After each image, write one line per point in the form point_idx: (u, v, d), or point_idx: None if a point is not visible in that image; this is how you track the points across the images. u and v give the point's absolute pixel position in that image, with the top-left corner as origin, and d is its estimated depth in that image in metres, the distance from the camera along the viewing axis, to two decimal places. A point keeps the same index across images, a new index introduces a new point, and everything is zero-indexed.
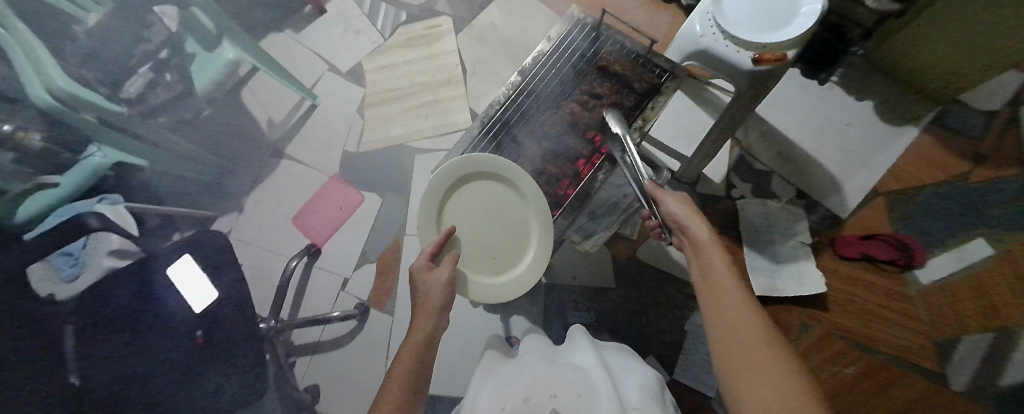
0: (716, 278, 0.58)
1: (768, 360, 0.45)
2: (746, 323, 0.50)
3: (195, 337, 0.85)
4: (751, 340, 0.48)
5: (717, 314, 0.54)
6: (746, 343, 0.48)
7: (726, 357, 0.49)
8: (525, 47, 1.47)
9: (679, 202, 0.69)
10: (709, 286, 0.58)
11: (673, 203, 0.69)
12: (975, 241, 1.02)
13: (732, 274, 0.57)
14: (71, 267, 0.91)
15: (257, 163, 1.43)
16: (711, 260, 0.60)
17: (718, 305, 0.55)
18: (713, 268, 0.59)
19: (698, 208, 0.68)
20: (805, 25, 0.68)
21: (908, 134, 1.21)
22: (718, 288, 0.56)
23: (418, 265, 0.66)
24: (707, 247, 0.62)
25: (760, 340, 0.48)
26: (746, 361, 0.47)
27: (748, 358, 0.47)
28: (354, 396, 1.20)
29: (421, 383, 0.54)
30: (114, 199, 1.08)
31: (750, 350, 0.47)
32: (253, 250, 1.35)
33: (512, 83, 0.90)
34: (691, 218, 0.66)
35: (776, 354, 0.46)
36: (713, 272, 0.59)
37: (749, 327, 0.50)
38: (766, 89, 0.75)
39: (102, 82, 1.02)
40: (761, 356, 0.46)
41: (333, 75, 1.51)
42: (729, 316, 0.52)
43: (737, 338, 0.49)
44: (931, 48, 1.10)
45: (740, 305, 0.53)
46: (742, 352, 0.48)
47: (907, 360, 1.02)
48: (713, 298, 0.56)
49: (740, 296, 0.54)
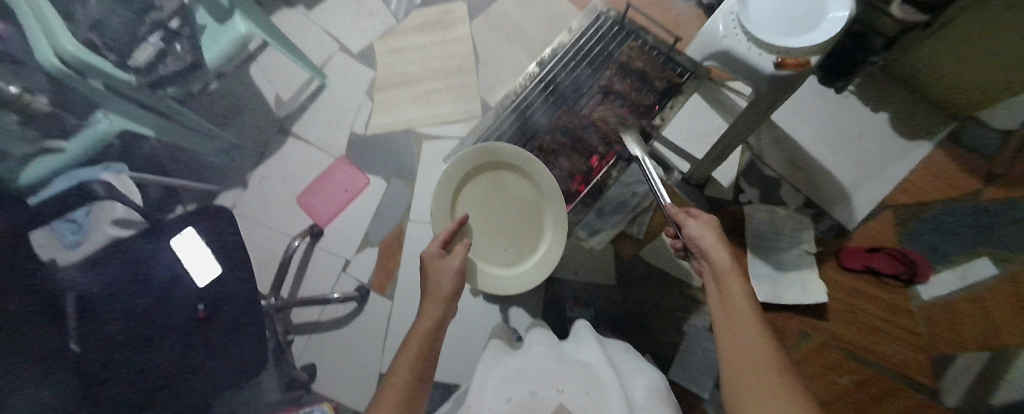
0: (735, 308, 0.55)
1: (780, 399, 0.42)
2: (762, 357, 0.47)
3: (197, 311, 0.85)
4: (765, 376, 0.45)
5: (733, 345, 0.51)
6: (762, 380, 0.45)
7: (739, 392, 0.46)
8: (540, 37, 1.45)
9: (702, 225, 0.66)
10: (726, 312, 0.56)
11: (694, 225, 0.67)
12: (979, 260, 1.01)
13: (753, 306, 0.54)
14: (74, 234, 0.93)
15: (263, 140, 1.42)
16: (730, 285, 0.57)
17: (734, 337, 0.52)
18: (731, 294, 0.56)
19: (722, 232, 0.65)
20: (831, 31, 0.67)
21: (922, 148, 1.20)
22: (736, 314, 0.54)
23: (431, 251, 0.66)
24: (727, 274, 0.59)
25: (775, 377, 0.44)
26: (758, 399, 0.43)
27: (761, 396, 0.43)
28: (350, 378, 1.21)
29: (427, 369, 0.53)
30: (118, 168, 1.08)
31: (765, 386, 0.44)
32: (256, 227, 1.35)
33: (531, 73, 0.93)
34: (713, 243, 0.63)
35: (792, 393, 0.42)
36: (732, 301, 0.56)
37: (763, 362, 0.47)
38: (785, 94, 0.74)
39: (111, 49, 0.97)
40: (774, 394, 0.43)
41: (343, 55, 1.48)
42: (744, 349, 0.49)
43: (751, 374, 0.46)
44: (952, 63, 1.08)
45: (758, 338, 0.50)
46: (753, 388, 0.45)
47: (902, 374, 1.02)
48: (730, 329, 0.53)
49: (757, 328, 0.51)
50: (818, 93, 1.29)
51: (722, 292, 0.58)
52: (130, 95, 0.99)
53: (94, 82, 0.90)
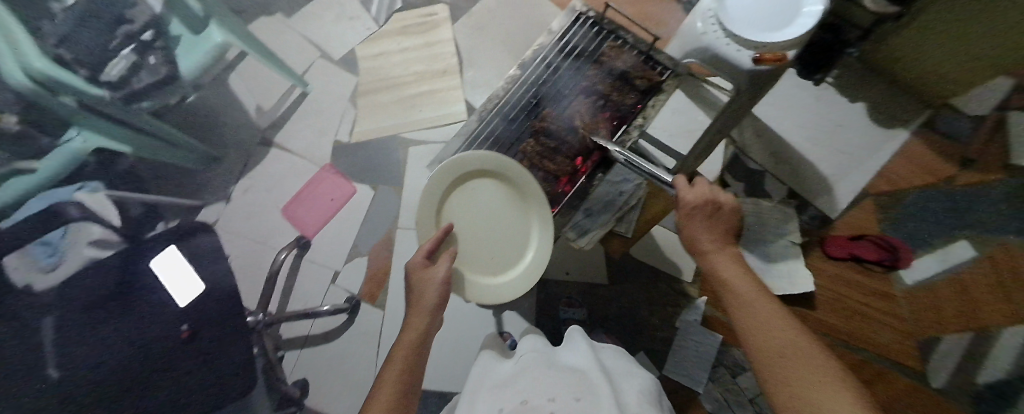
0: (738, 290, 0.57)
1: (811, 369, 0.44)
2: (779, 333, 0.50)
3: (181, 331, 0.85)
4: (788, 350, 0.48)
5: (746, 326, 0.53)
6: (787, 355, 0.47)
7: (766, 369, 0.48)
8: (522, 38, 1.45)
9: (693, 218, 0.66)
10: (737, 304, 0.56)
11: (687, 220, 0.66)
12: (958, 243, 0.99)
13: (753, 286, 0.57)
14: (49, 257, 0.83)
15: (245, 152, 1.39)
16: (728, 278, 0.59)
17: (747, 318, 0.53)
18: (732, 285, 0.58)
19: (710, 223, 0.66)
20: (807, 25, 0.67)
21: (899, 137, 1.23)
22: (746, 304, 0.55)
23: (414, 262, 0.65)
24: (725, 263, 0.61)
25: (796, 349, 0.47)
26: (786, 373, 0.46)
27: (790, 370, 0.46)
28: (345, 389, 1.19)
29: (413, 384, 0.54)
30: (95, 186, 1.05)
31: (792, 361, 0.46)
32: (240, 240, 1.32)
33: (511, 77, 0.90)
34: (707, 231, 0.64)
35: (818, 362, 0.45)
36: (734, 286, 0.58)
37: (781, 336, 0.49)
38: (764, 89, 0.75)
39: (82, 63, 0.96)
40: (802, 368, 0.45)
41: (325, 62, 1.46)
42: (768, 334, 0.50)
43: (771, 351, 0.49)
44: (926, 54, 1.11)
45: (770, 316, 0.52)
46: (781, 364, 0.47)
47: (887, 358, 1.06)
48: (739, 311, 0.55)
49: (764, 304, 0.54)
50: (798, 85, 1.31)
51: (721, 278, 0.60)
52: (102, 109, 0.97)
53: (67, 99, 0.89)
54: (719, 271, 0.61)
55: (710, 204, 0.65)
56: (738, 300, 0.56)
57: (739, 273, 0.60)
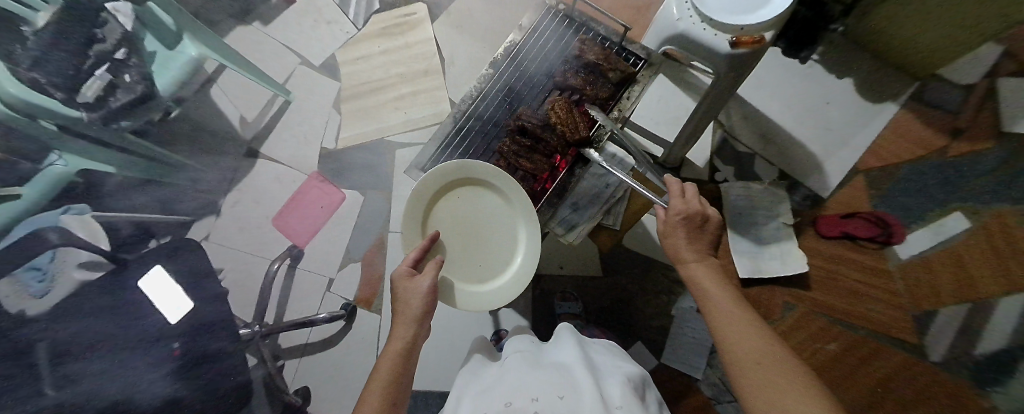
0: (718, 301, 0.57)
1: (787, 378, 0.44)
2: (757, 343, 0.49)
3: (171, 350, 0.83)
4: (766, 359, 0.47)
5: (725, 335, 0.52)
6: (760, 364, 0.46)
7: (741, 379, 0.47)
8: (503, 32, 1.43)
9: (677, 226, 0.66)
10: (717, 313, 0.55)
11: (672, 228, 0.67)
12: (951, 215, 1.01)
13: (732, 298, 0.57)
14: (40, 283, 0.81)
15: (233, 164, 1.38)
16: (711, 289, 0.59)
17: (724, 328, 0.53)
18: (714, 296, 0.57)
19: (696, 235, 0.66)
20: (783, 5, 0.66)
21: (888, 111, 1.21)
22: (727, 314, 0.54)
23: (399, 272, 0.65)
24: (706, 277, 0.61)
25: (769, 357, 0.47)
26: (760, 382, 0.45)
27: (764, 379, 0.45)
28: (346, 395, 1.20)
29: (401, 395, 0.54)
30: (81, 209, 0.98)
31: (768, 372, 0.45)
32: (233, 254, 1.32)
33: (484, 76, 0.88)
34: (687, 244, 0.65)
35: (790, 372, 0.44)
36: (713, 297, 0.58)
37: (756, 346, 0.49)
38: (744, 72, 0.75)
39: (58, 87, 0.92)
40: (775, 377, 0.44)
41: (306, 69, 1.45)
42: (747, 344, 0.49)
43: (749, 360, 0.47)
44: (912, 25, 1.09)
45: (746, 325, 0.52)
46: (755, 373, 0.46)
47: (888, 335, 1.05)
48: (715, 320, 0.55)
49: (741, 315, 0.54)
50: (783, 64, 1.29)
51: (702, 291, 0.59)
52: (82, 131, 0.96)
53: (47, 124, 0.88)
54: (700, 282, 0.61)
55: (697, 216, 0.66)
56: (717, 311, 0.55)
57: (721, 285, 0.59)
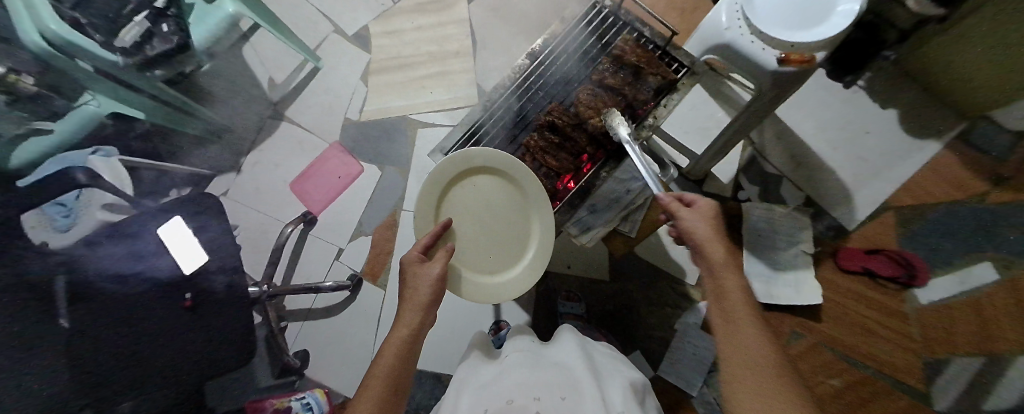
0: (735, 308, 0.53)
1: (784, 409, 0.41)
2: (756, 364, 0.46)
3: (184, 300, 0.82)
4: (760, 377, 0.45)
5: (730, 340, 0.50)
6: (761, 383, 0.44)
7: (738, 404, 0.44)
8: (539, 21, 1.40)
9: (699, 219, 0.61)
10: (730, 335, 0.51)
11: (693, 218, 0.61)
12: (979, 265, 0.98)
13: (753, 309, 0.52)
14: (64, 218, 0.90)
15: (255, 125, 1.40)
16: (732, 303, 0.54)
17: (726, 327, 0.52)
18: (733, 315, 0.52)
19: (722, 230, 0.60)
20: (842, 25, 0.60)
21: (929, 148, 1.15)
22: (739, 335, 0.50)
23: (410, 257, 0.65)
24: (727, 278, 0.56)
25: (767, 372, 0.45)
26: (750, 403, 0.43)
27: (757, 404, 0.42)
28: (343, 363, 1.23)
29: (403, 382, 0.55)
30: (109, 152, 1.07)
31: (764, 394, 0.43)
32: (250, 213, 1.36)
33: (519, 66, 0.87)
34: (707, 230, 0.60)
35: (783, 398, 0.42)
36: (726, 293, 0.55)
37: (755, 358, 0.47)
38: (788, 89, 0.71)
39: (97, 28, 0.95)
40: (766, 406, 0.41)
41: (338, 37, 1.44)
42: (750, 367, 0.46)
43: (751, 384, 0.45)
44: (968, 61, 1.02)
45: (751, 336, 0.49)
46: (750, 386, 0.44)
47: (893, 377, 1.04)
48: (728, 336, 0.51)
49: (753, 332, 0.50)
50: (825, 87, 1.24)
51: (721, 298, 0.55)
52: (119, 76, 0.97)
53: (83, 64, 0.88)
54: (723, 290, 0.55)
55: (711, 218, 0.62)
56: (732, 331, 0.51)
57: (742, 295, 0.54)
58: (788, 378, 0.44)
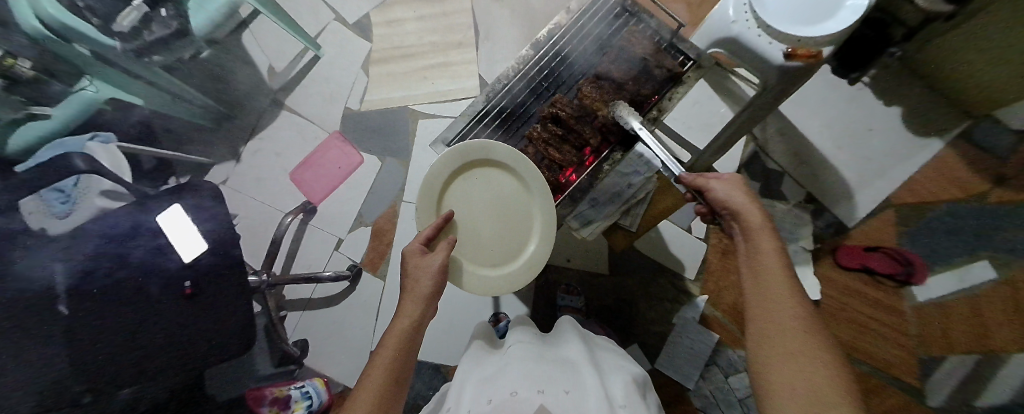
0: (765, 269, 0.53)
1: (807, 363, 0.42)
2: (783, 321, 0.47)
3: (182, 288, 0.83)
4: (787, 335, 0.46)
5: (760, 300, 0.51)
6: (785, 339, 0.46)
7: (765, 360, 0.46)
8: (544, 12, 1.38)
9: (726, 190, 0.62)
10: (758, 296, 0.52)
11: (719, 189, 0.62)
12: (977, 262, 0.97)
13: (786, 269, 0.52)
14: (63, 203, 0.85)
15: (255, 113, 1.39)
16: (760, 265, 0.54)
17: (760, 290, 0.52)
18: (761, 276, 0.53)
19: (752, 198, 0.60)
20: (849, 20, 0.60)
21: (931, 147, 1.15)
22: (768, 295, 0.51)
23: (411, 249, 0.65)
24: (756, 242, 0.56)
25: (794, 329, 0.46)
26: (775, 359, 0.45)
27: (782, 359, 0.44)
28: (342, 353, 1.24)
29: (404, 374, 0.55)
30: (107, 137, 1.05)
31: (791, 350, 0.45)
32: (249, 202, 1.35)
33: (524, 56, 0.86)
34: (744, 200, 0.60)
35: (808, 353, 0.43)
36: (754, 253, 0.55)
37: (786, 320, 0.47)
38: (795, 84, 0.70)
39: (95, 12, 0.92)
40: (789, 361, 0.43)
41: (338, 25, 1.42)
42: (778, 325, 0.47)
43: (778, 340, 0.46)
44: (973, 59, 1.02)
45: (786, 300, 0.49)
46: (776, 344, 0.46)
47: (888, 373, 1.06)
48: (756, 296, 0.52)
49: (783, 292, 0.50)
50: (830, 83, 1.23)
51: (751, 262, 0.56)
52: (116, 61, 0.97)
53: (81, 49, 0.89)
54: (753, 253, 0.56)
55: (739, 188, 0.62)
56: (761, 292, 0.52)
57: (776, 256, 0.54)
58: (817, 333, 0.45)
